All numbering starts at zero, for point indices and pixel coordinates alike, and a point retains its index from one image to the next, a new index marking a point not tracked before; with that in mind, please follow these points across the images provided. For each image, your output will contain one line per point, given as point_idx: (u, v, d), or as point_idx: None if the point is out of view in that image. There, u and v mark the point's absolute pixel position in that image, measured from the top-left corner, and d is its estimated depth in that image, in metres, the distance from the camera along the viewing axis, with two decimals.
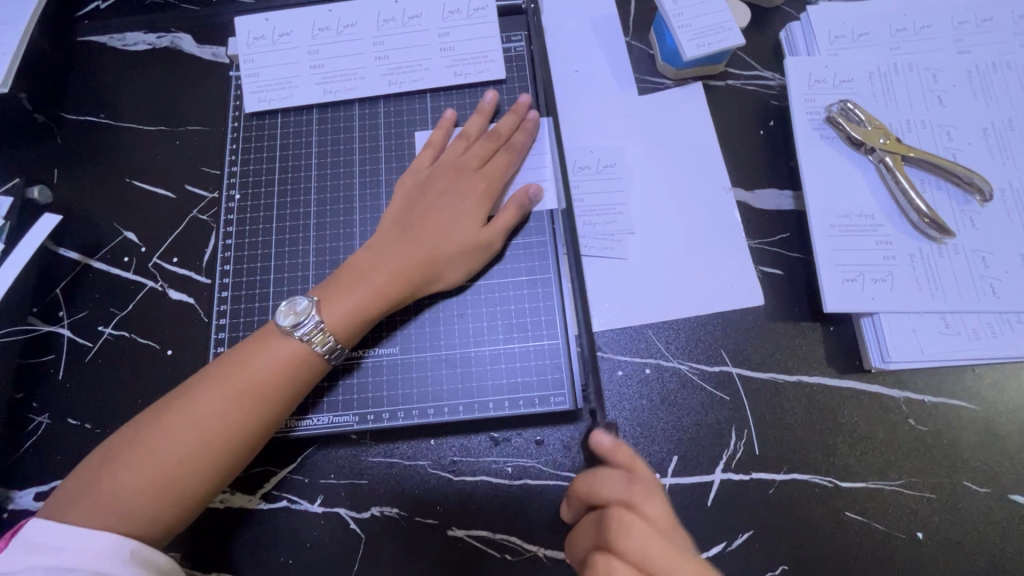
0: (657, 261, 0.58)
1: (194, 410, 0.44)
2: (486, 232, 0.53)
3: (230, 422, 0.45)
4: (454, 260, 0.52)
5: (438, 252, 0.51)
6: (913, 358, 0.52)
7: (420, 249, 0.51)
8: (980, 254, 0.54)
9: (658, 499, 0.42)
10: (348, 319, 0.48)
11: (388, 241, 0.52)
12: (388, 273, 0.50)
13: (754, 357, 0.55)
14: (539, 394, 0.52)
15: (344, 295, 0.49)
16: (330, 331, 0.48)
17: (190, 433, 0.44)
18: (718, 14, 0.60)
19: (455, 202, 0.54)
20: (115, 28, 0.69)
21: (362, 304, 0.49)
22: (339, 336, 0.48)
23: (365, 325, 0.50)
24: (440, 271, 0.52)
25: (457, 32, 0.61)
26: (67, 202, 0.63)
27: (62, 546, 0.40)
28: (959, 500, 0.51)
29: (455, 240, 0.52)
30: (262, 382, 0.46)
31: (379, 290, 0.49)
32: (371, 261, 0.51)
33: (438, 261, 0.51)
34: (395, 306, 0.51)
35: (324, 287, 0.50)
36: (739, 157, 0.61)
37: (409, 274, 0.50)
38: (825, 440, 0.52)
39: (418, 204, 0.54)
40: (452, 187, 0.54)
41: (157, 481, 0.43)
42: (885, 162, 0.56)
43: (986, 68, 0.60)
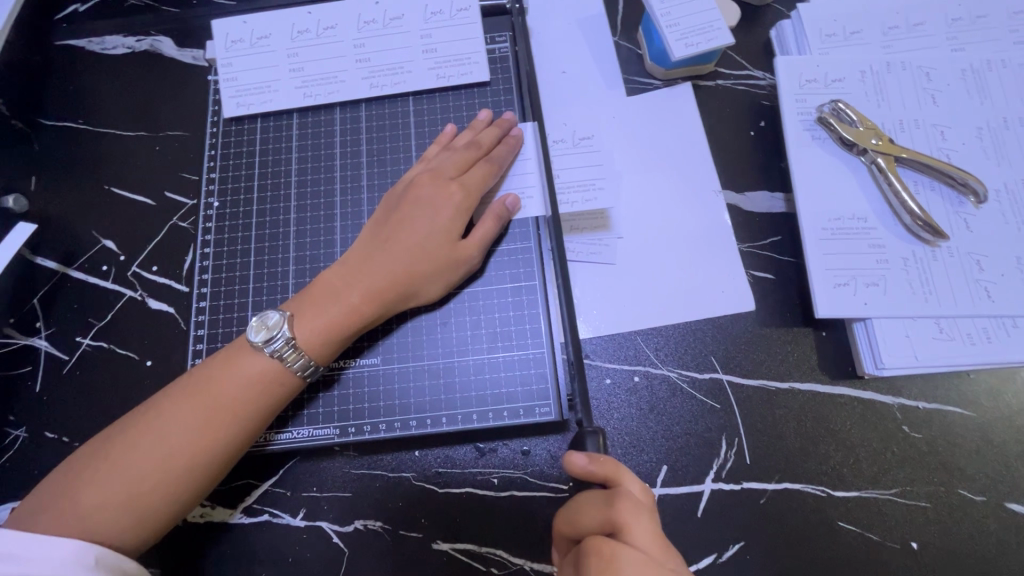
0: (646, 266, 0.57)
1: (166, 424, 0.44)
2: (463, 247, 0.51)
3: (201, 439, 0.44)
4: (429, 277, 0.50)
5: (413, 267, 0.50)
6: (906, 364, 0.51)
7: (394, 264, 0.49)
8: (975, 257, 0.53)
9: (642, 518, 0.38)
10: (321, 339, 0.47)
11: (362, 256, 0.50)
12: (361, 290, 0.49)
13: (745, 364, 0.54)
14: (524, 404, 0.51)
15: (315, 314, 0.48)
16: (304, 350, 0.47)
17: (160, 449, 0.43)
18: (707, 13, 0.58)
19: (429, 213, 0.51)
20: (93, 32, 0.68)
21: (334, 322, 0.48)
22: (312, 354, 0.47)
23: (340, 344, 0.49)
24: (416, 288, 0.50)
25: (440, 34, 0.59)
26: (44, 210, 0.62)
27: (25, 556, 0.39)
28: (954, 509, 0.49)
29: (428, 255, 0.50)
30: (236, 398, 0.45)
31: (352, 307, 0.48)
32: (342, 277, 0.49)
33: (413, 278, 0.50)
34: (371, 323, 0.50)
35: (296, 301, 0.49)
36: (729, 159, 0.60)
37: (383, 289, 0.49)
38: (818, 449, 0.51)
39: (392, 216, 0.52)
40: (428, 196, 0.52)
41: (124, 496, 0.42)
42: (877, 163, 0.55)
43: (980, 66, 0.58)
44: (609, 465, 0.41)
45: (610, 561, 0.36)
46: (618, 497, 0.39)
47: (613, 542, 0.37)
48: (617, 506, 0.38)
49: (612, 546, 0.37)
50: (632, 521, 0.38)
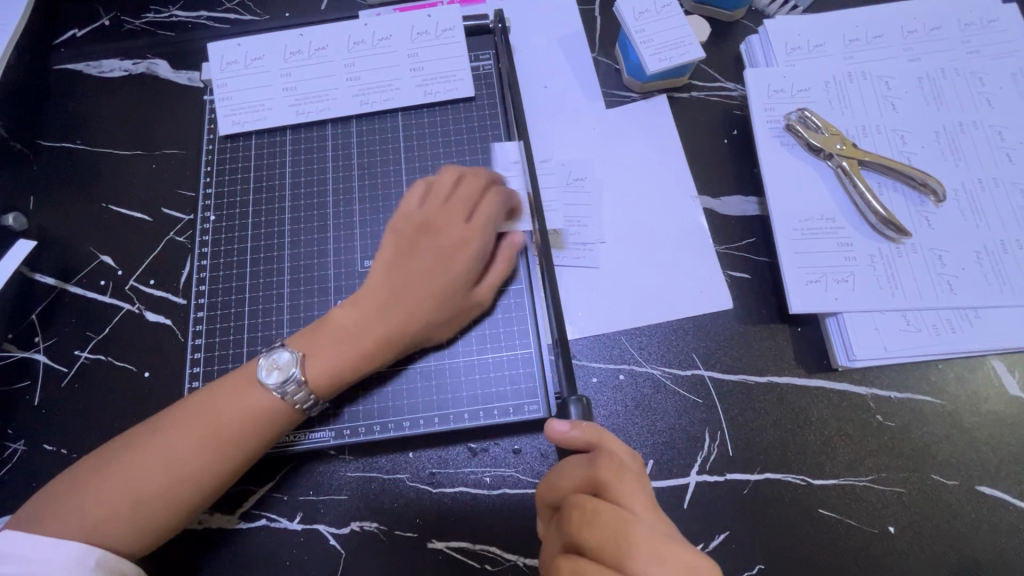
0: (628, 269, 0.60)
1: (168, 445, 0.45)
2: (476, 293, 0.53)
3: (206, 460, 0.45)
4: (440, 321, 0.52)
5: (429, 315, 0.51)
6: (876, 355, 0.53)
7: (411, 311, 0.50)
8: (937, 253, 0.56)
9: (625, 477, 0.40)
10: (332, 381, 0.49)
11: (376, 300, 0.51)
12: (376, 338, 0.50)
13: (726, 360, 0.56)
14: (514, 403, 0.53)
15: (329, 358, 0.49)
16: (310, 387, 0.48)
17: (167, 465, 0.44)
18: (678, 30, 0.62)
19: (445, 258, 0.52)
20: (92, 56, 0.70)
21: (348, 365, 0.49)
22: (320, 392, 0.48)
23: (349, 384, 0.50)
24: (430, 332, 0.52)
25: (426, 53, 0.62)
26: (43, 227, 0.64)
27: (30, 556, 0.41)
28: (929, 494, 0.52)
29: (446, 302, 0.52)
30: (243, 418, 0.46)
31: (366, 354, 0.49)
32: (357, 320, 0.50)
33: (428, 327, 0.51)
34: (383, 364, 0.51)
35: (312, 340, 0.49)
36: (705, 166, 0.63)
37: (396, 337, 0.50)
38: (797, 440, 0.53)
39: (410, 254, 0.52)
40: (442, 236, 0.53)
41: (122, 511, 0.43)
42: (842, 166, 0.58)
43: (935, 74, 0.62)
44: (590, 431, 0.43)
45: (591, 517, 0.38)
46: (599, 458, 0.41)
47: (594, 498, 0.39)
48: (598, 466, 0.40)
49: (591, 503, 0.38)
50: (613, 478, 0.40)
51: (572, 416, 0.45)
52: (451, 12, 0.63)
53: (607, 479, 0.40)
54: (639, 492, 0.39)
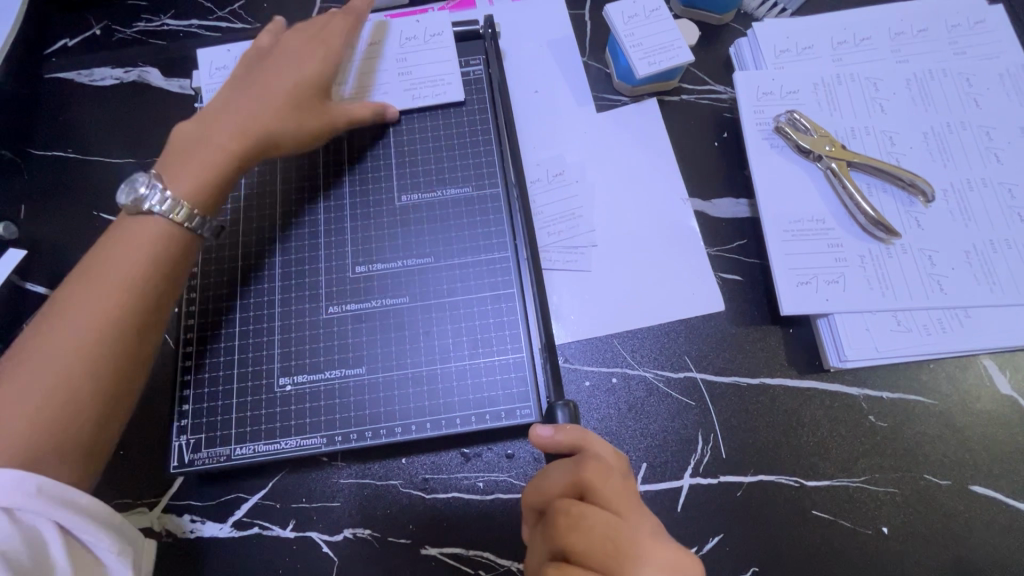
0: (620, 272, 0.60)
1: (52, 343, 0.43)
2: (328, 115, 0.58)
3: (106, 306, 0.45)
4: (303, 130, 0.56)
5: (275, 120, 0.55)
6: (867, 356, 0.54)
7: (260, 114, 0.55)
8: (927, 253, 0.56)
9: (608, 475, 0.41)
10: (201, 189, 0.51)
11: (235, 85, 0.56)
12: (235, 134, 0.53)
13: (718, 362, 0.56)
14: (506, 407, 0.53)
15: (193, 165, 0.51)
16: (181, 199, 0.50)
17: (59, 360, 0.42)
18: (668, 33, 0.62)
19: (294, 62, 0.58)
20: (83, 65, 0.70)
21: (207, 167, 0.51)
22: (197, 205, 0.50)
23: (219, 190, 0.52)
24: (278, 138, 0.55)
25: (415, 58, 0.63)
26: (34, 236, 0.64)
27: None
28: (922, 494, 0.52)
29: (293, 113, 0.56)
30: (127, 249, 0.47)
31: (223, 148, 0.52)
32: (199, 117, 0.54)
33: (280, 126, 0.55)
34: (258, 154, 0.55)
35: (172, 160, 0.52)
36: (696, 169, 0.63)
37: (252, 129, 0.54)
38: (791, 441, 0.53)
39: (252, 78, 0.57)
40: (286, 71, 0.57)
41: (33, 418, 0.41)
42: (832, 168, 0.59)
43: (923, 75, 0.63)
44: (576, 433, 0.43)
45: (578, 521, 0.38)
46: (585, 460, 0.41)
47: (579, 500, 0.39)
48: (584, 470, 0.40)
49: (579, 505, 0.39)
50: (602, 482, 0.40)
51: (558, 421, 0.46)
52: (439, 17, 0.64)
53: (594, 480, 0.40)
54: (624, 492, 0.41)
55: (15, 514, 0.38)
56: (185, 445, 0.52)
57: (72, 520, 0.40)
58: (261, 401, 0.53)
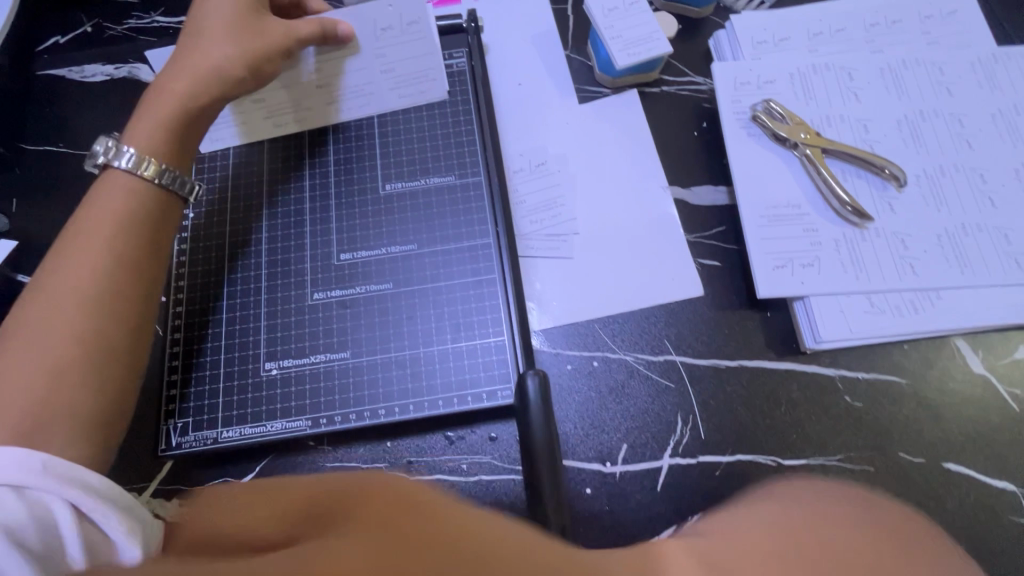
0: (601, 259, 0.61)
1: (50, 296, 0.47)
2: (272, 36, 0.56)
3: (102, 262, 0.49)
4: (240, 56, 0.56)
5: (218, 57, 0.55)
6: (841, 337, 0.55)
7: (206, 57, 0.55)
8: (900, 236, 0.58)
9: None
10: (153, 137, 0.54)
11: (172, 57, 0.57)
12: (183, 82, 0.55)
13: (697, 346, 0.57)
14: (487, 389, 0.54)
15: (146, 121, 0.54)
16: (137, 149, 0.53)
17: (61, 311, 0.47)
18: (646, 26, 0.63)
19: (213, 22, 0.57)
20: (74, 62, 0.72)
21: (162, 120, 0.54)
22: (162, 157, 0.54)
23: (176, 140, 0.55)
24: (218, 74, 0.56)
25: (394, 53, 0.61)
26: (25, 229, 0.65)
27: None
28: (896, 471, 0.53)
29: (239, 42, 0.56)
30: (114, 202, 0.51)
31: (174, 97, 0.55)
32: (155, 87, 0.57)
33: (221, 62, 0.55)
34: (198, 102, 0.56)
35: (139, 119, 0.56)
36: (676, 158, 0.65)
37: (189, 79, 0.55)
38: (767, 421, 0.54)
39: (183, 45, 0.57)
40: (212, 22, 0.56)
41: (42, 364, 0.45)
42: (807, 155, 0.60)
43: (897, 65, 0.64)
44: None
45: None
46: None
47: None
48: None
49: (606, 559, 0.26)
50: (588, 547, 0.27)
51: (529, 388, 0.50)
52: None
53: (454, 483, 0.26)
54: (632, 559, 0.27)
55: (24, 492, 0.39)
56: (174, 429, 0.53)
57: (84, 500, 0.40)
58: (247, 385, 0.55)
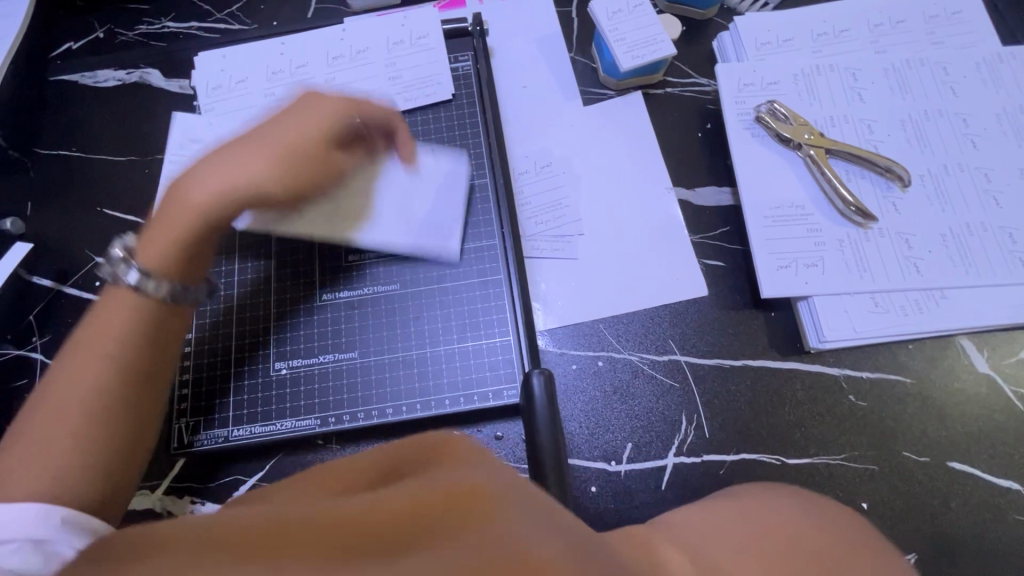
0: (606, 260, 0.61)
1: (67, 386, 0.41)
2: (324, 151, 0.48)
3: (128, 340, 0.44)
4: (279, 179, 0.47)
5: (254, 176, 0.46)
6: (846, 337, 0.55)
7: (234, 163, 0.46)
8: (905, 236, 0.58)
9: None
10: (167, 252, 0.46)
11: (223, 148, 0.48)
12: (209, 175, 0.46)
13: (701, 346, 0.58)
14: (493, 388, 0.54)
15: (163, 234, 0.46)
16: (148, 266, 0.45)
17: (83, 397, 0.41)
18: (650, 29, 0.64)
19: (284, 125, 0.48)
20: (86, 67, 0.73)
21: (179, 234, 0.46)
22: (159, 267, 0.46)
23: (193, 253, 0.47)
24: (259, 184, 0.46)
25: (403, 62, 0.65)
26: (39, 232, 0.66)
27: None
28: (901, 470, 0.53)
29: (286, 151, 0.47)
30: (123, 317, 0.44)
31: (195, 203, 0.46)
32: (187, 173, 0.47)
33: (258, 186, 0.46)
34: (222, 217, 0.46)
35: (154, 226, 0.48)
36: (680, 159, 0.65)
37: (220, 203, 0.46)
38: (771, 420, 0.55)
39: (241, 138, 0.48)
40: (284, 122, 0.48)
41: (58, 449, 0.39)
42: (811, 155, 0.60)
43: (901, 65, 0.64)
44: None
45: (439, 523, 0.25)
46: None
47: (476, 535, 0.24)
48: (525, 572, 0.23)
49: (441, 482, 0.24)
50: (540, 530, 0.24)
51: (535, 386, 0.49)
52: (426, 20, 0.66)
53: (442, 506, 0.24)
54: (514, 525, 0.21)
55: None
56: (185, 426, 0.54)
57: None
58: (257, 384, 0.56)
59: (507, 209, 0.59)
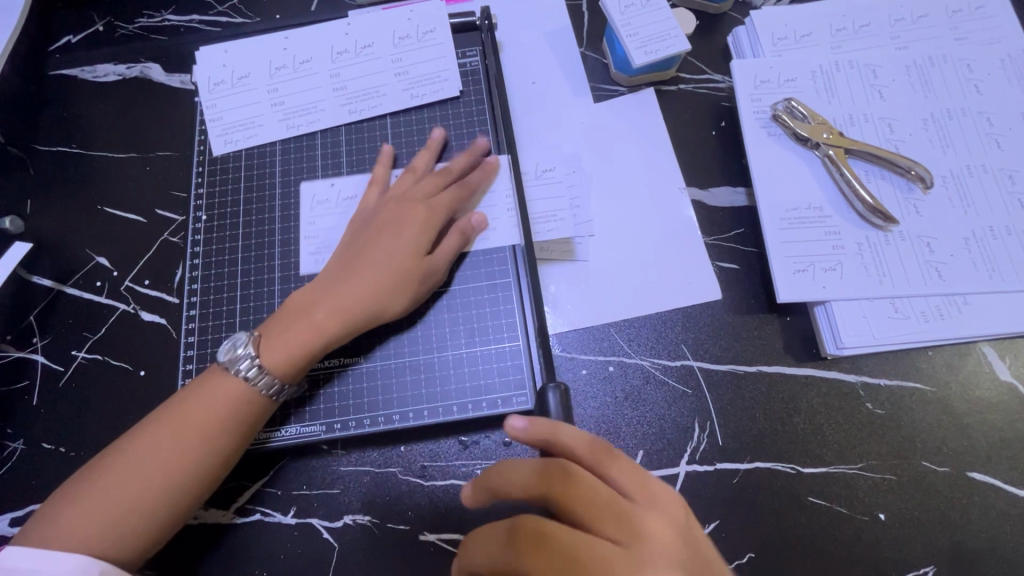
0: (617, 262, 0.60)
1: (153, 441, 0.46)
2: (430, 261, 0.54)
3: (217, 409, 0.47)
4: (401, 296, 0.52)
5: (378, 285, 0.52)
6: (865, 343, 0.53)
7: (355, 290, 0.51)
8: (926, 239, 0.56)
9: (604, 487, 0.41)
10: (289, 362, 0.49)
11: (342, 257, 0.54)
12: (327, 308, 0.51)
13: (715, 351, 0.56)
14: (501, 395, 0.53)
15: (282, 335, 0.50)
16: (270, 371, 0.49)
17: (162, 457, 0.45)
18: (664, 23, 0.62)
19: (396, 230, 0.54)
20: (86, 61, 0.71)
21: (301, 344, 0.50)
22: (280, 374, 0.49)
23: (307, 364, 0.50)
24: (381, 304, 0.52)
25: (410, 57, 0.63)
26: (39, 230, 0.65)
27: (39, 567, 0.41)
28: (919, 480, 0.52)
29: (395, 273, 0.52)
30: (213, 410, 0.47)
31: (317, 323, 0.50)
32: (310, 288, 0.53)
33: (379, 296, 0.52)
34: (351, 332, 0.51)
35: (267, 325, 0.51)
36: (693, 158, 0.63)
37: (349, 309, 0.51)
38: (786, 428, 0.53)
39: (360, 240, 0.54)
40: (394, 218, 0.54)
41: (130, 504, 0.44)
42: (829, 155, 0.58)
43: (923, 61, 0.62)
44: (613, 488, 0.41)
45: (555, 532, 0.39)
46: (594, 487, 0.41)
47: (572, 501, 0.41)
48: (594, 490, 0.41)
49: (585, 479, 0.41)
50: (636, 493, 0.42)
51: (551, 404, 0.47)
52: (433, 13, 0.64)
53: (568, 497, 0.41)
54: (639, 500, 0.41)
55: None
56: None
57: None
58: None
59: (517, 208, 0.57)
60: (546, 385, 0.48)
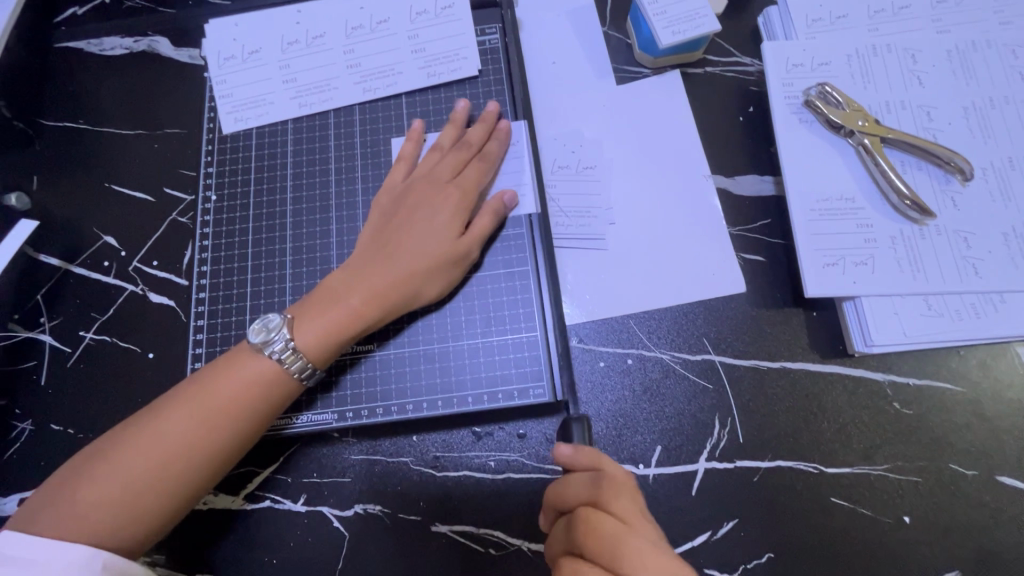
0: (639, 252, 0.58)
1: (172, 425, 0.44)
2: (462, 243, 0.52)
3: (243, 397, 0.46)
4: (435, 279, 0.51)
5: (413, 267, 0.51)
6: (895, 341, 0.52)
7: (393, 273, 0.50)
8: (962, 235, 0.54)
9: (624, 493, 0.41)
10: (326, 346, 0.48)
11: (373, 239, 0.53)
12: (363, 293, 0.49)
13: (738, 345, 0.54)
14: (518, 386, 0.52)
15: (318, 317, 0.48)
16: (304, 355, 0.47)
17: (181, 442, 0.44)
18: (693, 2, 0.59)
19: (428, 212, 0.53)
20: (91, 34, 0.69)
21: (338, 327, 0.48)
22: (312, 358, 0.48)
23: (340, 348, 0.49)
24: (418, 287, 0.51)
25: (427, 33, 0.61)
26: (45, 209, 0.63)
27: (36, 559, 0.40)
28: (946, 483, 0.50)
29: (428, 254, 0.51)
30: (239, 389, 0.46)
31: (354, 308, 0.49)
32: (346, 272, 0.51)
33: (415, 279, 0.51)
34: (388, 315, 0.50)
35: (301, 305, 0.50)
36: (719, 144, 0.61)
37: (385, 289, 0.50)
38: (810, 427, 0.52)
39: (391, 221, 0.53)
40: (424, 200, 0.53)
41: (145, 485, 0.43)
42: (864, 145, 0.56)
43: (965, 46, 0.59)
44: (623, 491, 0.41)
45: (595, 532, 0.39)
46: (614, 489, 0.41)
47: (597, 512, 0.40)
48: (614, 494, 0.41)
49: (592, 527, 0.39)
50: (611, 496, 0.41)
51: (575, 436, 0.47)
52: None
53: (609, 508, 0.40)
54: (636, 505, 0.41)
55: None
56: None
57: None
58: None
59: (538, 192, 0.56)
60: (569, 419, 0.48)
